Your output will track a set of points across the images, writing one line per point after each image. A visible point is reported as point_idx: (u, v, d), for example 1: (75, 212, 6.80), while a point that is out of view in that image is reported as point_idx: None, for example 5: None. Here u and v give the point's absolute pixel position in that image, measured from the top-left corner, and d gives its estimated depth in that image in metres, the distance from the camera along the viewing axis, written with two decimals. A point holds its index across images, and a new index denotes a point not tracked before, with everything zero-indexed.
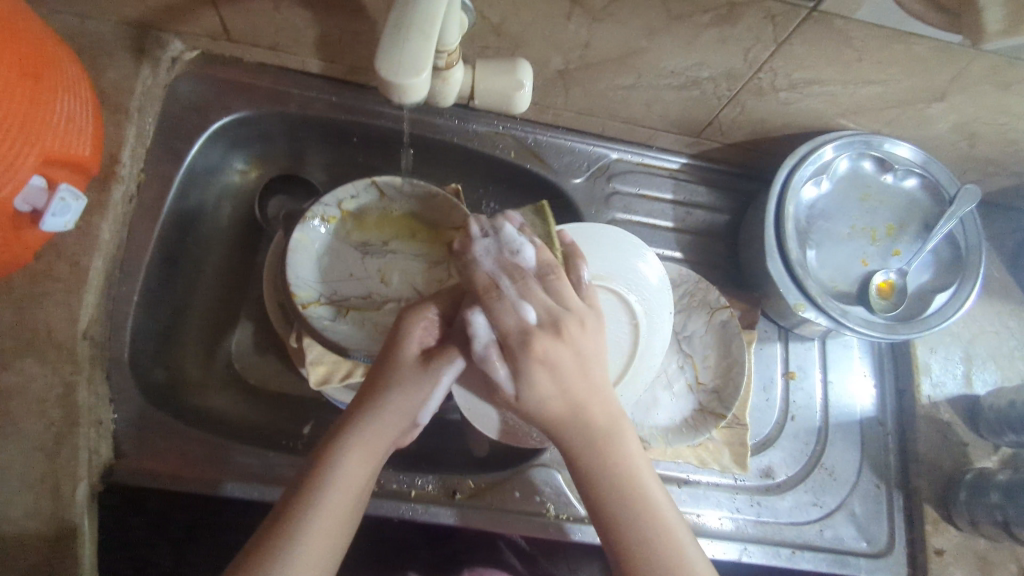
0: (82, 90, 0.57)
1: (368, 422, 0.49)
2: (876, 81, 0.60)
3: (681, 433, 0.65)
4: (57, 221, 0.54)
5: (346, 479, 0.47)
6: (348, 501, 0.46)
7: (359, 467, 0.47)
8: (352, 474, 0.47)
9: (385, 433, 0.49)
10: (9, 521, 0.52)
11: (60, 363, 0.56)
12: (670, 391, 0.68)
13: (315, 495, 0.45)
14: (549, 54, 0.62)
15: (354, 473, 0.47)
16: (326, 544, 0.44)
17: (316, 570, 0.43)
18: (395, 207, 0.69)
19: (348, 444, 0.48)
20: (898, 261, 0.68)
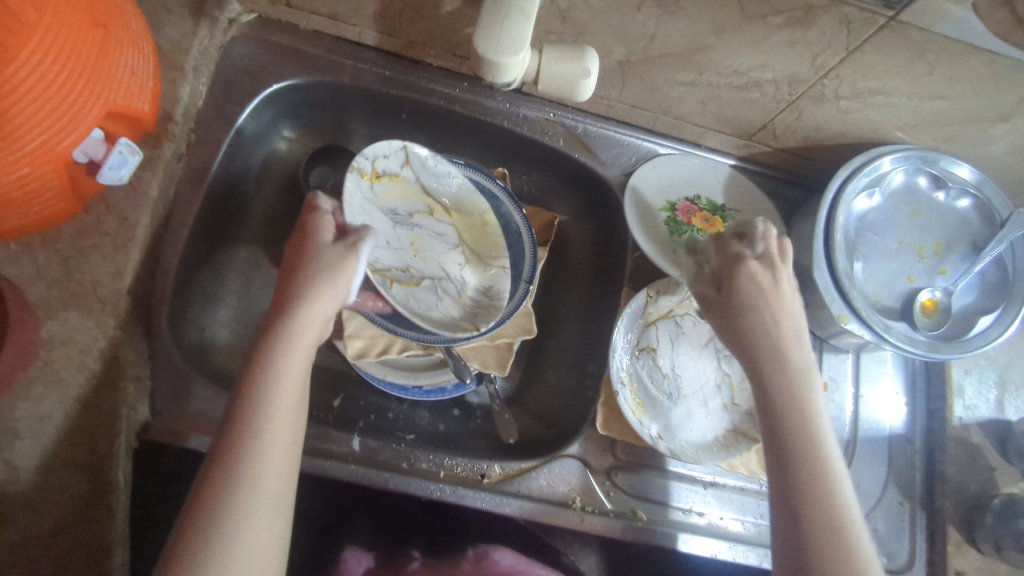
0: (145, 45, 0.57)
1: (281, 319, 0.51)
2: (943, 96, 0.59)
3: (714, 451, 0.64)
4: (114, 174, 0.54)
5: (283, 382, 0.49)
6: (291, 403, 0.49)
7: (296, 355, 0.50)
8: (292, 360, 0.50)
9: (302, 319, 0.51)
10: (46, 470, 0.52)
11: (104, 317, 0.56)
12: (705, 407, 0.67)
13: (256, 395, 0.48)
14: (612, 44, 0.61)
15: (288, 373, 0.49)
16: (283, 421, 0.48)
17: (281, 453, 0.47)
18: (441, 192, 0.67)
19: (274, 338, 0.50)
20: (944, 280, 0.67)
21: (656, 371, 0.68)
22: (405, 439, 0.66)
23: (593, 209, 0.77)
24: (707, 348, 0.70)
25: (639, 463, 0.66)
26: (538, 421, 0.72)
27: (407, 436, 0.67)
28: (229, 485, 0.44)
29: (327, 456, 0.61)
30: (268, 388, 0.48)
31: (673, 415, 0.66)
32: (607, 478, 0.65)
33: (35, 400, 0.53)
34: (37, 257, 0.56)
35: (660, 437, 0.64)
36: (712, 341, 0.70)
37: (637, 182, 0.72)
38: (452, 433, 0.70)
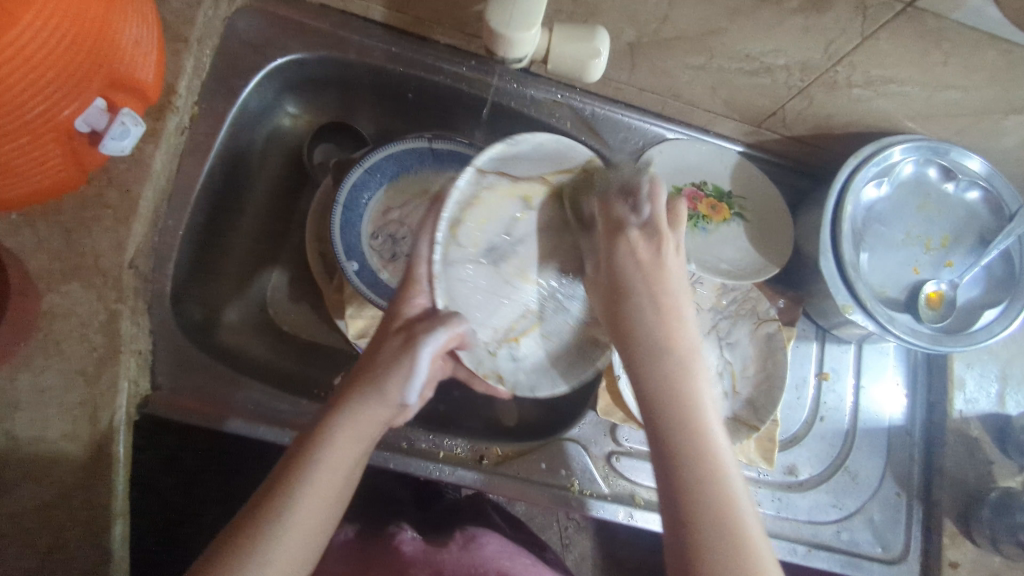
0: (148, 14, 0.56)
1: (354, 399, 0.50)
2: (957, 86, 0.58)
3: None
4: (116, 144, 0.53)
5: (338, 440, 0.47)
6: (337, 477, 0.46)
7: (352, 440, 0.48)
8: (346, 446, 0.47)
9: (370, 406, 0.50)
10: (46, 442, 0.52)
11: (105, 291, 0.56)
12: None
13: (304, 471, 0.45)
14: (624, 24, 0.60)
15: (340, 441, 0.47)
16: (319, 506, 0.45)
17: (306, 537, 0.44)
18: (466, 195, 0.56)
19: (334, 418, 0.49)
20: (949, 273, 0.66)
21: None
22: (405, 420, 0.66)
23: None
24: (710, 336, 0.69)
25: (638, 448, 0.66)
26: (538, 405, 0.72)
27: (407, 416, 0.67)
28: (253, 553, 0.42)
29: None
30: (322, 452, 0.46)
31: None
32: (605, 462, 0.65)
33: (36, 370, 0.53)
34: (38, 228, 0.55)
35: None
36: (714, 329, 0.70)
37: (644, 165, 0.71)
38: (452, 414, 0.70)
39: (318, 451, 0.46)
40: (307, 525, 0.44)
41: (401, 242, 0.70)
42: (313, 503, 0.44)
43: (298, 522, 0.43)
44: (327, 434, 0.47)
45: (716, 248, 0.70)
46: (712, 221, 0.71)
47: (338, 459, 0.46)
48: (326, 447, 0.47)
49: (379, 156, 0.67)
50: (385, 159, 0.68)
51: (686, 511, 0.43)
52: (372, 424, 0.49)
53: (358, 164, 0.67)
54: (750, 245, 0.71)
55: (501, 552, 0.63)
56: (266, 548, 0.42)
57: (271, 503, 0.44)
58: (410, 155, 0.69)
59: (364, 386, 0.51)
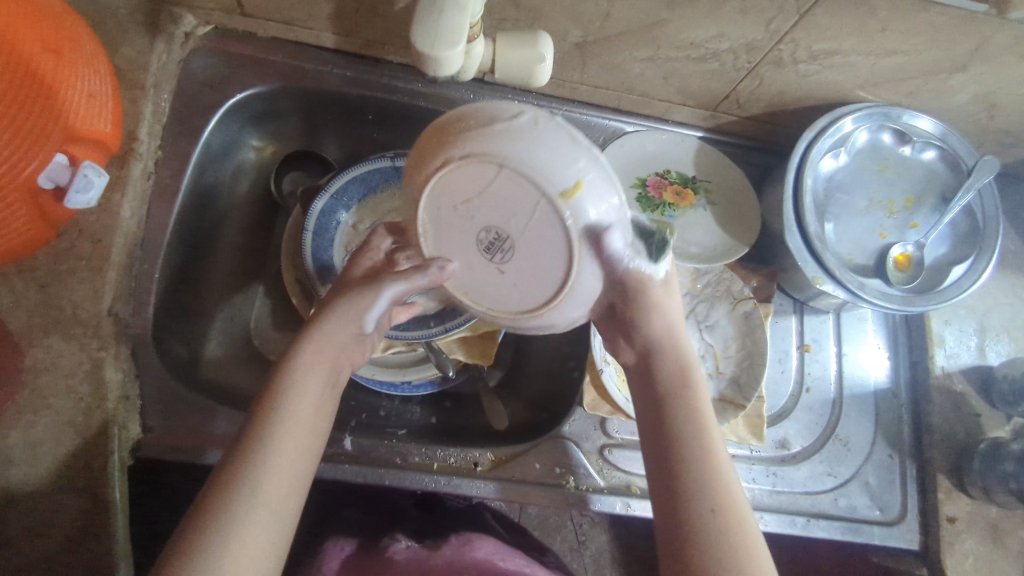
0: (100, 66, 0.57)
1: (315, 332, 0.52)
2: (898, 51, 0.59)
3: None
4: (82, 197, 0.54)
5: (306, 370, 0.49)
6: (306, 405, 0.48)
7: (318, 369, 0.50)
8: (314, 374, 0.50)
9: (332, 335, 0.52)
10: (43, 494, 0.53)
11: (86, 340, 0.57)
12: None
13: (277, 404, 0.47)
14: (568, 26, 0.61)
15: (311, 373, 0.50)
16: (297, 432, 0.46)
17: (288, 461, 0.45)
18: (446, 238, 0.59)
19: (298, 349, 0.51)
20: (915, 234, 0.68)
21: None
22: (397, 435, 0.67)
23: None
24: (688, 321, 0.71)
25: (629, 439, 0.67)
26: (529, 407, 0.73)
27: (399, 432, 0.68)
28: (236, 482, 0.43)
29: (322, 459, 0.62)
30: (291, 382, 0.49)
31: None
32: (599, 456, 0.66)
33: (26, 426, 0.54)
34: (15, 286, 0.56)
35: None
36: (692, 313, 0.71)
37: (607, 159, 0.72)
38: (443, 424, 0.71)
39: (289, 390, 0.48)
40: (291, 459, 0.45)
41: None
42: (292, 441, 0.46)
43: (281, 457, 0.45)
44: (295, 373, 0.49)
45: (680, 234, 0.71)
46: (679, 208, 0.72)
47: (308, 397, 0.48)
48: (294, 388, 0.48)
49: (344, 180, 0.69)
50: (350, 182, 0.69)
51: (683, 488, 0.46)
52: (335, 352, 0.52)
53: (324, 191, 0.68)
54: (719, 228, 0.72)
55: (494, 555, 0.64)
56: (254, 480, 0.43)
57: (253, 432, 0.46)
58: (375, 176, 0.70)
59: (326, 322, 0.52)
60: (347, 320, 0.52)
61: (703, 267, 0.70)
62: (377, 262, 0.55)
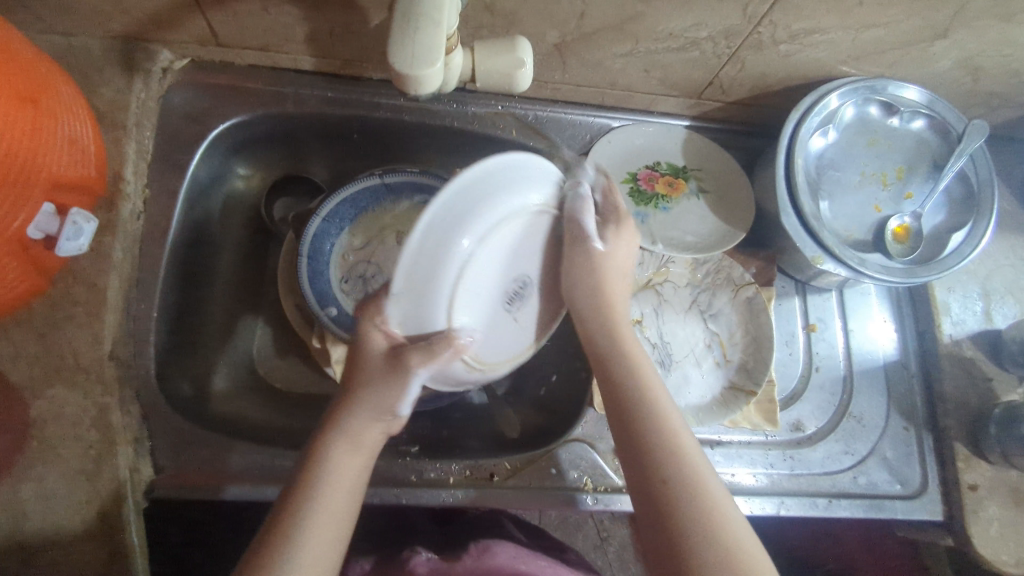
0: (80, 111, 0.57)
1: (347, 419, 0.50)
2: (877, 24, 0.59)
3: (713, 412, 0.65)
4: (71, 244, 0.55)
5: (337, 462, 0.48)
6: (339, 498, 0.47)
7: (349, 459, 0.49)
8: (347, 466, 0.48)
9: (360, 425, 0.50)
10: (60, 546, 0.53)
11: (91, 386, 0.56)
12: (699, 369, 0.68)
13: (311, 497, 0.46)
14: (545, 28, 0.60)
15: (343, 462, 0.48)
16: (332, 523, 0.45)
17: (321, 556, 0.44)
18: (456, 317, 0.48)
19: (329, 440, 0.49)
20: (911, 204, 0.67)
21: (645, 341, 0.68)
22: (410, 453, 0.66)
23: None
24: (692, 312, 0.70)
25: None
26: (539, 411, 0.72)
27: (411, 448, 0.68)
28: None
29: None
30: (324, 477, 0.47)
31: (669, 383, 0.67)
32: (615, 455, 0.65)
33: (37, 478, 0.53)
34: (15, 338, 0.56)
35: None
36: (694, 304, 0.70)
37: (596, 156, 0.72)
38: (455, 436, 0.71)
39: (320, 482, 0.47)
40: (320, 556, 0.44)
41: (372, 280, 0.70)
42: (322, 540, 0.44)
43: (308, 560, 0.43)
44: (325, 472, 0.47)
45: (676, 231, 0.70)
46: (671, 199, 0.72)
47: (336, 494, 0.47)
48: (325, 484, 0.47)
49: (334, 203, 0.68)
50: (341, 205, 0.69)
51: (655, 492, 0.46)
52: (367, 441, 0.50)
53: (316, 214, 0.67)
54: (715, 216, 0.71)
55: (515, 557, 0.64)
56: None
57: (289, 525, 0.44)
58: (365, 194, 0.70)
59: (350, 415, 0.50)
60: (376, 410, 0.49)
61: (702, 257, 0.69)
62: (389, 343, 0.49)
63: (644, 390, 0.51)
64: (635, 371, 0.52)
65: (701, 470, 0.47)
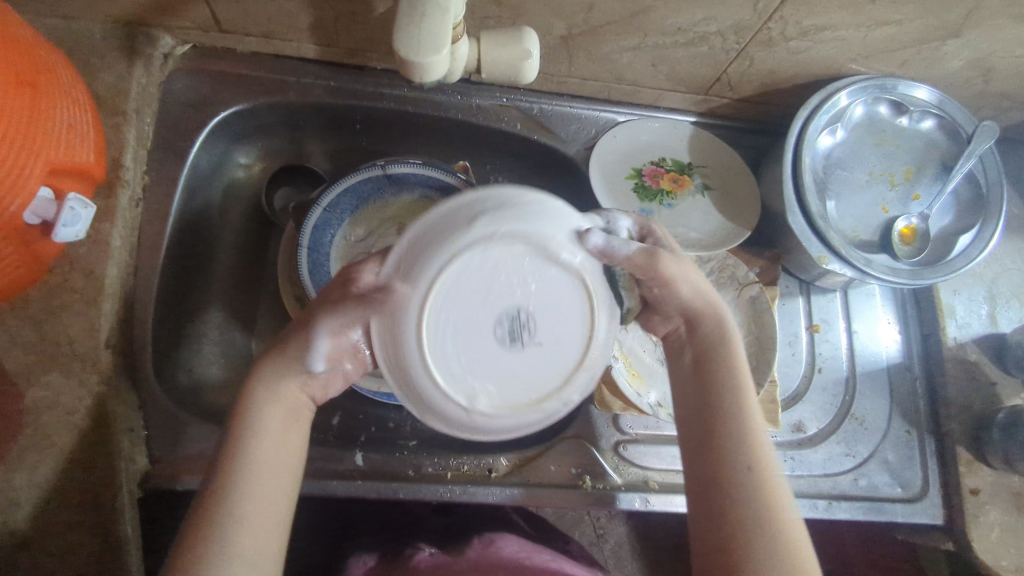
0: (78, 95, 0.56)
1: (274, 369, 0.46)
2: (890, 21, 0.58)
3: None
4: (69, 230, 0.53)
5: (267, 417, 0.45)
6: (274, 453, 0.45)
7: (280, 413, 0.46)
8: (275, 422, 0.45)
9: (290, 375, 0.47)
10: (54, 535, 0.53)
11: (86, 375, 0.56)
12: None
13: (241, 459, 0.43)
14: (552, 20, 0.60)
15: (272, 416, 0.45)
16: (265, 480, 0.43)
17: (259, 518, 0.42)
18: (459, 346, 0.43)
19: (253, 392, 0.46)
20: (918, 205, 0.67)
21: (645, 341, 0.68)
22: (409, 446, 0.67)
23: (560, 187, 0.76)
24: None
25: (643, 433, 0.66)
26: None
27: (409, 443, 0.67)
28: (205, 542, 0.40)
29: (333, 477, 0.61)
30: (254, 436, 0.44)
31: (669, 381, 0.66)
32: (614, 453, 0.65)
33: (30, 467, 0.53)
34: (10, 325, 0.55)
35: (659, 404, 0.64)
36: None
37: (600, 153, 0.71)
38: None
39: (248, 440, 0.44)
40: (259, 511, 0.42)
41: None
42: (258, 494, 0.43)
43: (246, 516, 0.42)
44: (250, 426, 0.45)
45: (680, 230, 0.69)
46: (676, 196, 0.71)
47: (265, 448, 0.44)
48: (251, 439, 0.44)
49: (335, 194, 0.67)
50: (341, 195, 0.67)
51: (717, 492, 0.44)
52: (298, 393, 0.47)
53: (317, 205, 0.66)
54: (720, 214, 0.71)
55: (520, 551, 0.64)
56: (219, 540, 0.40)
57: (219, 489, 0.42)
58: (368, 187, 0.68)
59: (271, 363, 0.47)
60: (298, 356, 0.46)
61: (705, 255, 0.68)
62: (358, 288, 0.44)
63: (740, 403, 0.47)
64: (738, 388, 0.48)
65: (776, 475, 0.45)
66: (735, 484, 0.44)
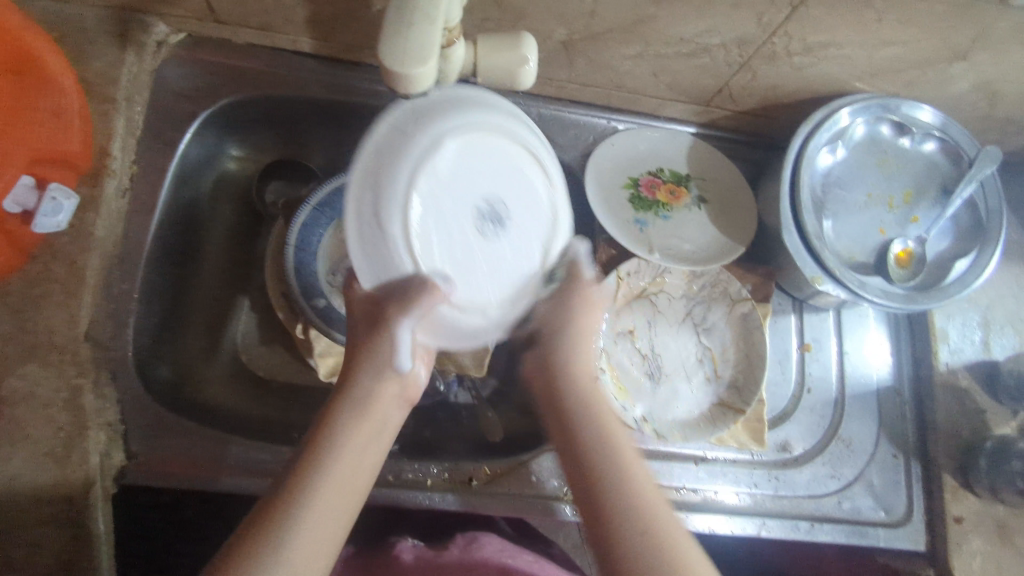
0: (66, 81, 0.54)
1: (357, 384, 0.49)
2: (896, 41, 0.57)
3: (699, 427, 0.63)
4: (49, 220, 0.53)
5: (347, 430, 0.47)
6: (352, 465, 0.46)
7: (361, 429, 0.47)
8: (358, 437, 0.47)
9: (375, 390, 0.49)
10: (24, 530, 0.52)
11: (64, 366, 0.55)
12: (690, 383, 0.66)
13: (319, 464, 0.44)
14: (553, 25, 0.59)
15: (355, 431, 0.47)
16: (341, 490, 0.44)
17: (327, 527, 0.42)
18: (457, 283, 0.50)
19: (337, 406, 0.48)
20: (916, 228, 0.66)
21: (634, 352, 0.67)
22: (389, 450, 0.65)
23: None
24: (685, 324, 0.69)
25: None
26: (525, 416, 0.71)
27: (391, 447, 0.66)
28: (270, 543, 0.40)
29: None
30: (335, 446, 0.46)
31: (657, 397, 0.65)
32: None
33: (4, 459, 0.52)
34: None
35: (645, 420, 0.63)
36: (689, 316, 0.69)
37: (598, 160, 0.70)
38: (437, 436, 0.70)
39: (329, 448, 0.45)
40: (329, 516, 0.43)
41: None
42: (330, 501, 0.43)
43: (318, 520, 0.42)
44: (335, 433, 0.46)
45: (674, 243, 0.69)
46: (672, 207, 0.70)
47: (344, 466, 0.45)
48: (335, 448, 0.46)
49: (325, 191, 0.66)
50: (334, 193, 0.67)
51: (603, 527, 0.45)
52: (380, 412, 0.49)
53: (306, 203, 0.65)
54: (715, 228, 0.70)
55: (501, 552, 0.63)
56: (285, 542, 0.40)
57: (291, 489, 0.43)
58: None
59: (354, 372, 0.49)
60: (380, 370, 0.49)
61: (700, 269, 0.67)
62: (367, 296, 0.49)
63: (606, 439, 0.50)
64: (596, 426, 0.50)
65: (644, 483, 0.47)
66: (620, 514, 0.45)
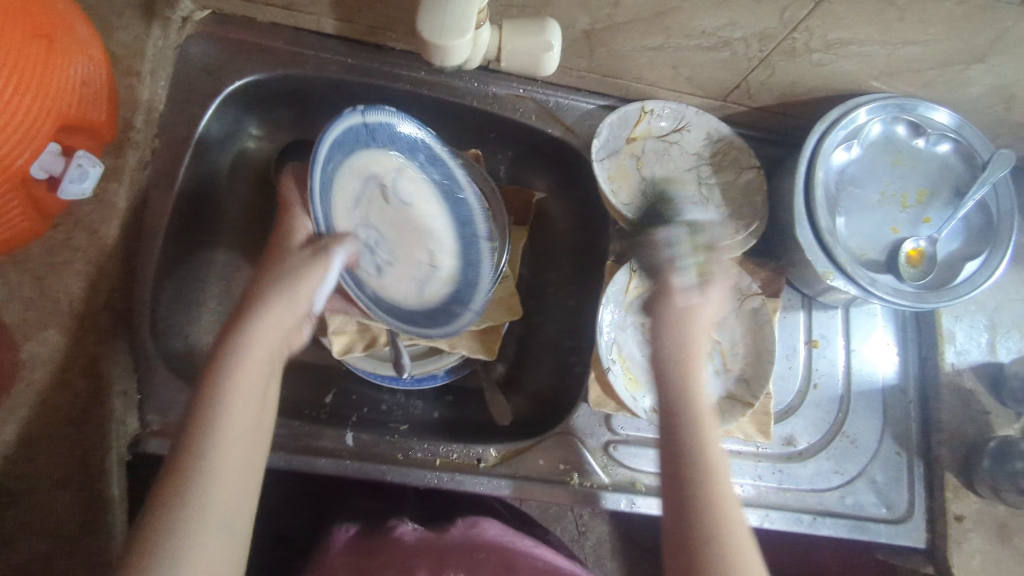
0: (93, 52, 0.55)
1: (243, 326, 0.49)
2: (915, 42, 0.57)
3: None
4: (75, 187, 0.53)
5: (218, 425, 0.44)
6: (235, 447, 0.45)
7: (238, 408, 0.46)
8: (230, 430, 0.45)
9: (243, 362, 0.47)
10: (40, 491, 0.53)
11: (83, 334, 0.56)
12: None
13: (201, 446, 0.43)
14: (576, 14, 0.59)
15: (230, 402, 0.46)
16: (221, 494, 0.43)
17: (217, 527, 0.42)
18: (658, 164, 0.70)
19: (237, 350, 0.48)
20: (928, 228, 0.67)
21: (645, 343, 0.68)
22: (399, 430, 0.66)
23: (570, 184, 0.76)
24: None
25: (634, 435, 0.66)
26: (534, 401, 0.72)
27: (400, 426, 0.67)
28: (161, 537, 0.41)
29: (322, 455, 0.61)
30: (213, 434, 0.44)
31: None
32: (604, 452, 0.65)
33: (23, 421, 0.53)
34: (9, 279, 0.55)
35: (655, 410, 0.64)
36: None
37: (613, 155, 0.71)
38: (446, 418, 0.71)
39: (206, 435, 0.44)
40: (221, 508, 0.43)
41: (378, 248, 0.62)
42: (219, 497, 0.43)
43: (205, 520, 0.42)
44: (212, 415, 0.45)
45: None
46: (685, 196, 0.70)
47: (232, 446, 0.44)
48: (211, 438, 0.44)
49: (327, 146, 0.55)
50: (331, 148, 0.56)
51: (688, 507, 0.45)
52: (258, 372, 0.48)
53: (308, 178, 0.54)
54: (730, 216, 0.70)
55: (503, 535, 0.65)
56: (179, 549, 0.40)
57: (179, 476, 0.43)
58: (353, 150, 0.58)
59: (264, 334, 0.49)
60: (256, 360, 0.48)
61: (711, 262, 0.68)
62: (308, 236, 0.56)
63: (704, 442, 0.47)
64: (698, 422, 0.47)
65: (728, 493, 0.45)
66: (702, 539, 0.43)
